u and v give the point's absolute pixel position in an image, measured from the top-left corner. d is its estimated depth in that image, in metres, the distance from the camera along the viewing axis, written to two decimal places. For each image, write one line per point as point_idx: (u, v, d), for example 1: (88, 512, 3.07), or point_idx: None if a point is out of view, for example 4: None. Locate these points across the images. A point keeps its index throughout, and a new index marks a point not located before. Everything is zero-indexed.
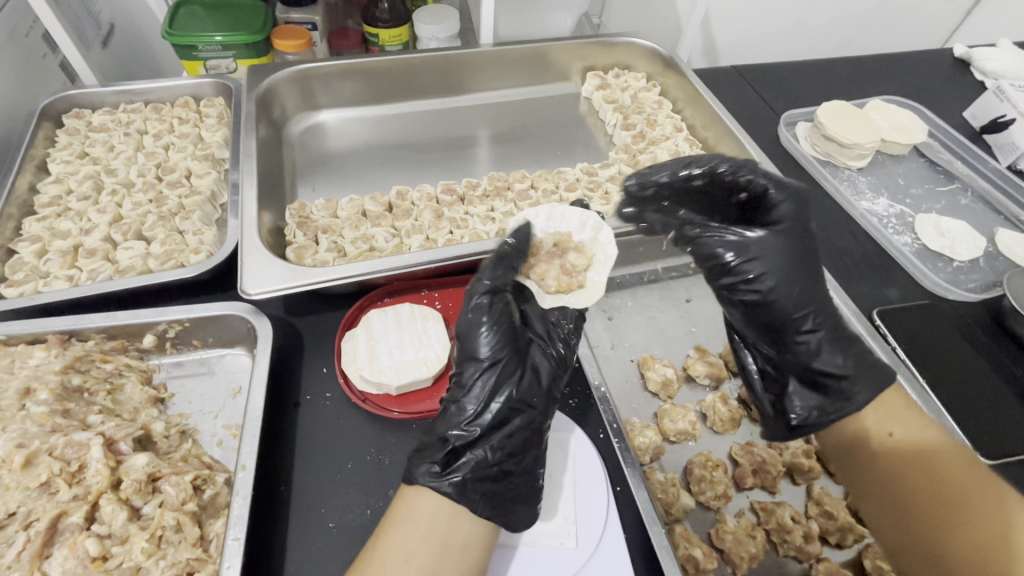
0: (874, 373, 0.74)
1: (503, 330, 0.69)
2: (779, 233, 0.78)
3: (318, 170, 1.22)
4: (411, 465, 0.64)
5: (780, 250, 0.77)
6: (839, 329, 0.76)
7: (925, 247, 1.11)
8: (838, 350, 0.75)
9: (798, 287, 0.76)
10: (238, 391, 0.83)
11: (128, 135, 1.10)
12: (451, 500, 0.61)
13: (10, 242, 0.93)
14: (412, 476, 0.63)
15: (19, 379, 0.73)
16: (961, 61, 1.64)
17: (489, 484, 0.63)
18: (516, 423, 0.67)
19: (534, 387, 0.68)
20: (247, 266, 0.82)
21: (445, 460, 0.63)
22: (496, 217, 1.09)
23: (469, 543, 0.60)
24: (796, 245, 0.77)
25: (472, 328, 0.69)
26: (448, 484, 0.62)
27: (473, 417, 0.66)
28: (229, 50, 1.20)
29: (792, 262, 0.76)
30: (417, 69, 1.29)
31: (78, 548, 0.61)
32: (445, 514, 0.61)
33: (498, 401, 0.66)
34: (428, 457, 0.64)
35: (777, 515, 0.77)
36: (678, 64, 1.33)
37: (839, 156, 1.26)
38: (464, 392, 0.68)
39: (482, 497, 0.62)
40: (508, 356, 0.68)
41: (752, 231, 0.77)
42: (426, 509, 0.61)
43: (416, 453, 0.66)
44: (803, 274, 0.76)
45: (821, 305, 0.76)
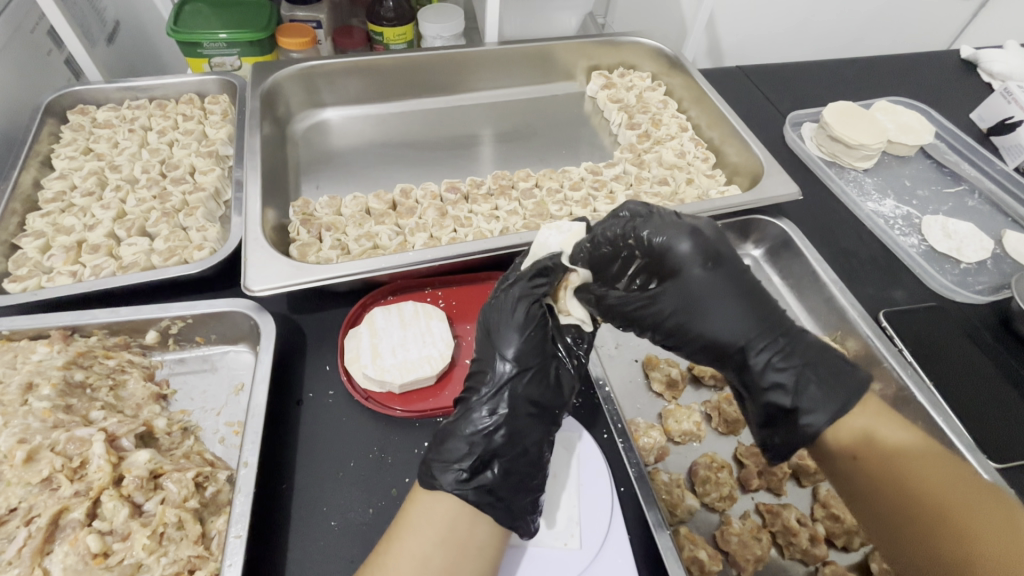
0: (840, 389, 0.64)
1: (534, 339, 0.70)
2: (697, 272, 0.66)
3: (322, 168, 1.21)
4: (434, 466, 0.63)
5: (699, 288, 0.66)
6: (800, 356, 0.66)
7: (932, 248, 1.10)
8: (807, 370, 0.65)
9: (719, 324, 0.66)
10: (241, 388, 0.82)
11: (132, 132, 1.10)
12: (472, 505, 0.61)
13: (13, 237, 0.92)
14: (435, 480, 0.62)
15: (21, 374, 0.73)
16: (968, 62, 1.63)
17: (509, 490, 0.64)
18: (536, 432, 0.67)
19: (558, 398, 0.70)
20: (251, 262, 0.82)
21: (469, 463, 0.63)
22: (500, 216, 1.08)
23: (485, 546, 0.60)
24: (713, 281, 0.66)
25: (506, 335, 0.70)
26: (470, 488, 0.62)
27: (498, 423, 0.66)
28: (234, 48, 1.20)
29: (717, 296, 0.66)
30: (421, 67, 1.28)
31: (79, 544, 0.61)
32: (462, 519, 0.60)
33: (521, 410, 0.67)
34: (453, 463, 0.63)
35: (783, 517, 0.77)
36: (683, 64, 1.32)
37: (845, 157, 1.25)
38: (489, 398, 0.67)
39: (501, 503, 0.63)
40: (535, 368, 0.69)
41: (673, 248, 0.66)
42: (443, 512, 0.60)
43: (436, 457, 0.64)
44: (735, 309, 0.66)
45: (766, 331, 0.67)
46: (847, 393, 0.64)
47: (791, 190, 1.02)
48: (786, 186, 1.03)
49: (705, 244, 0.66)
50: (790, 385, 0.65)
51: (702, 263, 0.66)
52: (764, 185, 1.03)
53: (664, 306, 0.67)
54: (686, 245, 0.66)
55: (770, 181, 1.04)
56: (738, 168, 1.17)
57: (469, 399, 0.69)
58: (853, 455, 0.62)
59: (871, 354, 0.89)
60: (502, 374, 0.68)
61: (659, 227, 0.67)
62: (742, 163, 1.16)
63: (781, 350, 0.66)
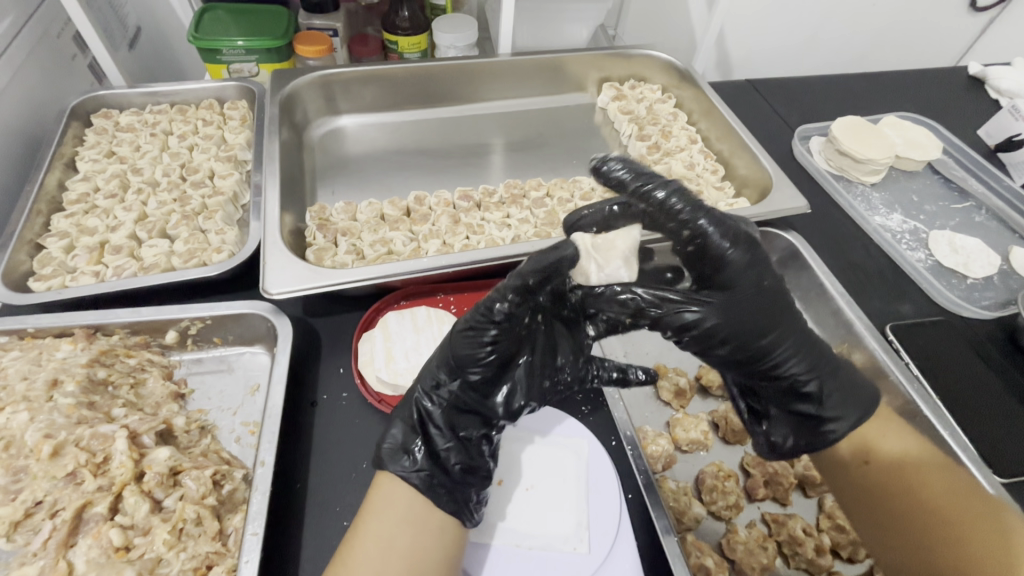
0: (851, 396, 0.72)
1: (499, 338, 0.63)
2: (739, 261, 0.64)
3: (337, 174, 1.24)
4: (384, 453, 0.66)
5: (740, 281, 0.64)
6: (817, 360, 0.69)
7: (939, 263, 1.11)
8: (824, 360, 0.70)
9: (768, 324, 0.65)
10: (257, 388, 0.84)
11: (154, 136, 1.13)
12: (424, 495, 0.63)
13: (38, 237, 0.95)
14: (386, 465, 0.65)
15: (46, 371, 0.75)
16: (976, 79, 1.64)
17: (455, 478, 0.65)
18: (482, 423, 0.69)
19: (518, 388, 0.68)
20: (269, 266, 0.84)
21: (416, 453, 0.65)
22: (512, 224, 1.10)
23: (443, 531, 0.63)
24: (755, 270, 0.65)
25: (456, 339, 0.65)
26: (423, 479, 0.64)
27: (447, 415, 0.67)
28: (252, 54, 1.23)
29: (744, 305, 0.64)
30: (435, 76, 1.31)
31: (101, 537, 0.62)
32: (418, 502, 0.63)
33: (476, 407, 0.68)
34: (401, 449, 0.66)
35: (789, 527, 0.77)
36: (693, 77, 1.34)
37: (852, 171, 1.27)
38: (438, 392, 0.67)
39: (448, 491, 0.64)
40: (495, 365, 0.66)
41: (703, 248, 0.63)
42: (400, 493, 0.63)
43: (393, 441, 0.66)
44: (768, 315, 0.64)
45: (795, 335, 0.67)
46: (862, 395, 0.73)
47: (799, 204, 1.03)
48: (794, 200, 1.04)
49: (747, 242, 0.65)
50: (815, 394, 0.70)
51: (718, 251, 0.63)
52: (772, 198, 1.04)
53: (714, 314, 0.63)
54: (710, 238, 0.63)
55: (779, 193, 1.05)
56: (747, 181, 1.19)
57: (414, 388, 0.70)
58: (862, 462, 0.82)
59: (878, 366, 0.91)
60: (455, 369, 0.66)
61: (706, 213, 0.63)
62: (750, 176, 1.18)
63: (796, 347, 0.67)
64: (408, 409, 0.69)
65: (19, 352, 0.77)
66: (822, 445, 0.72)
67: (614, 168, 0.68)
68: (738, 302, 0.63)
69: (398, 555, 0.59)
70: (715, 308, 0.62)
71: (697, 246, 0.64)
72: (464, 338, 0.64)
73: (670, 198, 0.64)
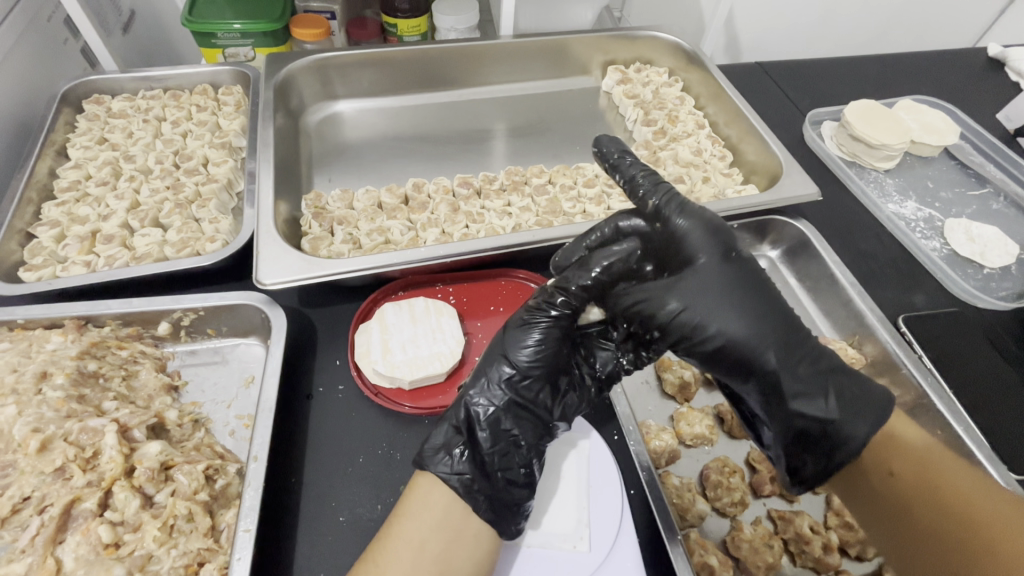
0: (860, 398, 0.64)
1: (550, 330, 0.67)
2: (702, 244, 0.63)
3: (334, 161, 1.21)
4: (427, 452, 0.64)
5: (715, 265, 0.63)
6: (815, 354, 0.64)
7: (955, 253, 1.08)
8: (810, 377, 0.63)
9: (765, 312, 0.62)
10: (251, 380, 0.82)
11: (146, 122, 1.10)
12: (463, 499, 0.62)
13: (29, 226, 0.93)
14: (427, 466, 0.63)
15: (36, 363, 0.73)
16: (996, 60, 1.59)
17: (497, 488, 0.63)
18: (528, 433, 0.66)
19: (572, 393, 0.69)
20: (263, 255, 0.82)
21: (459, 454, 0.63)
22: (513, 212, 1.07)
23: (477, 540, 0.61)
24: (725, 250, 0.64)
25: (511, 332, 0.68)
26: (463, 483, 0.62)
27: (487, 418, 0.65)
28: (247, 38, 1.19)
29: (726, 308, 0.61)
30: (434, 60, 1.27)
31: (90, 534, 0.61)
32: (457, 507, 0.61)
33: (517, 416, 0.66)
34: (444, 450, 0.64)
35: (796, 525, 0.75)
36: (701, 59, 1.30)
37: (866, 157, 1.22)
38: (488, 393, 0.66)
39: (487, 498, 0.62)
40: (545, 369, 0.66)
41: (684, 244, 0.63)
42: (438, 498, 0.61)
43: (428, 443, 0.65)
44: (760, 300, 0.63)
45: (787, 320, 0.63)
46: (865, 399, 0.64)
47: (811, 191, 1.00)
48: (805, 187, 1.00)
49: (710, 230, 0.63)
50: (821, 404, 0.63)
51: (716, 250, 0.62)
52: (782, 185, 1.00)
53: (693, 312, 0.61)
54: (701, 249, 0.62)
55: (789, 180, 1.02)
56: (756, 168, 1.15)
57: (462, 389, 0.68)
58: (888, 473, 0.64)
59: (891, 359, 0.88)
60: (508, 369, 0.67)
61: (680, 206, 0.64)
62: (760, 162, 1.14)
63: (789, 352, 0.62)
64: (456, 409, 0.66)
65: (8, 344, 0.75)
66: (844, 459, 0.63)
67: (607, 144, 0.71)
68: (733, 290, 0.61)
69: (429, 560, 0.58)
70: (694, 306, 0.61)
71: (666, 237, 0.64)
72: (517, 331, 0.67)
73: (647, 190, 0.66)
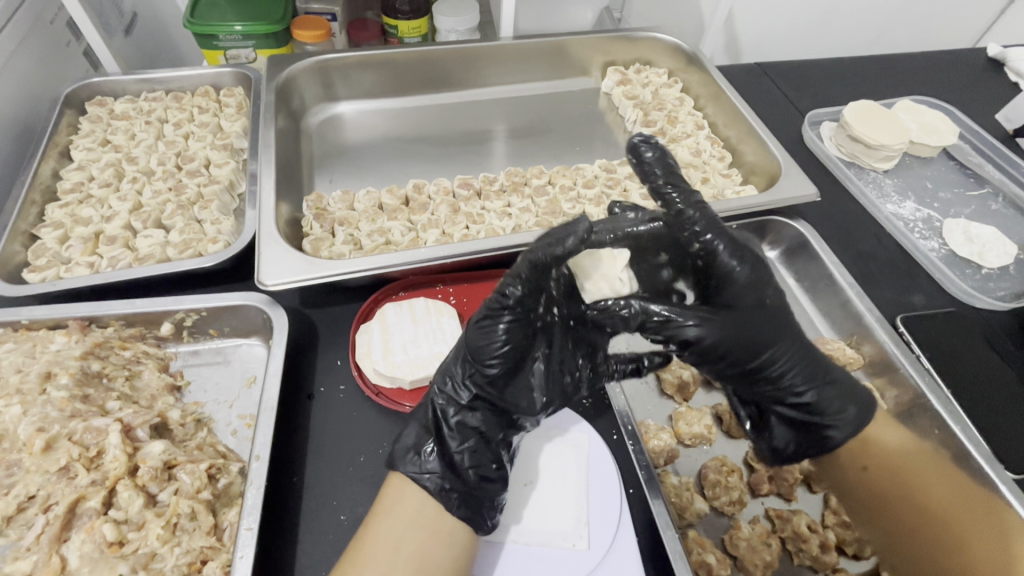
0: (850, 397, 0.72)
1: (512, 326, 0.63)
2: (743, 280, 0.65)
3: (335, 162, 1.22)
4: (397, 453, 0.65)
5: (741, 299, 0.66)
6: (812, 372, 0.70)
7: (953, 253, 1.08)
8: (815, 376, 0.70)
9: (768, 340, 0.67)
10: (253, 380, 0.83)
11: (149, 124, 1.11)
12: (435, 498, 0.62)
13: (33, 228, 0.94)
14: (398, 467, 0.65)
15: (40, 364, 0.74)
16: (995, 60, 1.59)
17: (469, 484, 0.63)
18: (494, 430, 0.67)
19: (534, 385, 0.68)
20: (265, 257, 0.82)
21: (428, 453, 0.64)
22: (513, 213, 1.08)
23: (452, 536, 0.61)
24: (757, 287, 0.66)
25: (473, 329, 0.64)
26: (434, 481, 0.63)
27: (455, 418, 0.66)
28: (249, 40, 1.20)
29: (744, 327, 0.65)
30: (435, 61, 1.28)
31: (94, 533, 0.62)
32: (429, 505, 0.62)
33: (485, 414, 0.67)
34: (415, 450, 0.65)
35: (794, 523, 0.76)
36: (701, 60, 1.30)
37: (865, 157, 1.23)
38: (454, 392, 0.67)
39: (459, 496, 0.63)
40: (508, 365, 0.64)
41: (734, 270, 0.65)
42: (412, 496, 0.63)
43: (398, 443, 0.66)
44: (770, 331, 0.67)
45: (796, 344, 0.69)
46: (853, 394, 0.72)
47: (809, 191, 1.00)
48: (804, 187, 1.01)
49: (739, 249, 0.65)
50: (812, 405, 0.70)
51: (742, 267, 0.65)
52: (781, 186, 1.01)
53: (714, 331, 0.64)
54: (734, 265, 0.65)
55: (788, 181, 1.02)
56: (755, 168, 1.15)
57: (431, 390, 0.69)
58: (862, 468, 0.78)
59: (888, 359, 0.88)
60: (469, 367, 0.66)
61: (714, 224, 0.64)
62: (759, 163, 1.14)
63: (795, 360, 0.69)
64: (425, 409, 0.68)
65: (13, 344, 0.76)
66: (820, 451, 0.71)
67: (650, 156, 0.67)
68: (738, 322, 0.65)
69: (403, 559, 0.58)
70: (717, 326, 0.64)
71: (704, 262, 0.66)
72: (479, 330, 0.64)
73: (688, 209, 0.65)
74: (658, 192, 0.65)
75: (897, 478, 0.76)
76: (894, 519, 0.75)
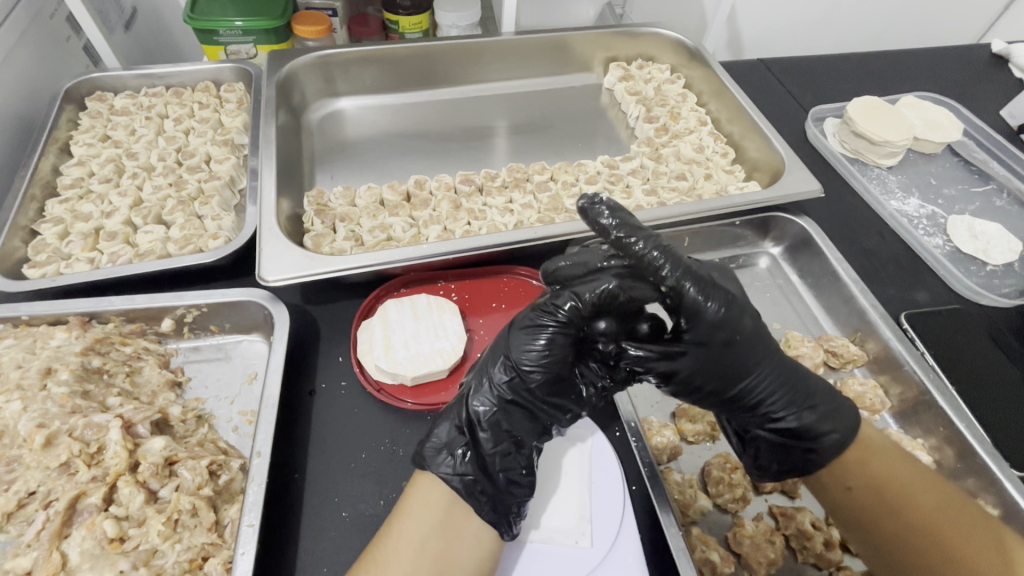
0: (835, 419, 0.67)
1: (559, 337, 0.64)
2: (714, 317, 0.62)
3: (336, 158, 1.21)
4: (427, 451, 0.64)
5: (712, 337, 0.63)
6: (795, 394, 0.67)
7: (957, 249, 1.07)
8: (795, 399, 0.67)
9: (741, 372, 0.65)
10: (254, 377, 0.83)
11: (149, 120, 1.10)
12: (464, 499, 0.62)
13: (33, 223, 0.93)
14: (428, 465, 0.64)
15: (40, 359, 0.74)
16: (999, 56, 1.58)
17: (498, 488, 0.63)
18: (526, 435, 0.66)
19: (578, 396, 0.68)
20: (266, 252, 0.82)
21: (461, 454, 0.63)
22: (515, 209, 1.07)
23: (477, 538, 0.61)
24: (730, 324, 0.63)
25: (517, 333, 0.65)
26: (465, 482, 0.62)
27: (486, 419, 0.65)
28: (250, 35, 1.19)
29: (717, 359, 0.64)
30: (436, 57, 1.27)
31: (96, 529, 0.62)
32: (457, 506, 0.61)
33: (513, 418, 0.66)
34: (445, 449, 0.64)
35: (798, 521, 0.76)
36: (703, 56, 1.29)
37: (868, 153, 1.22)
38: (490, 393, 0.66)
39: (489, 499, 0.63)
40: (548, 374, 0.64)
41: (705, 308, 0.61)
42: (439, 496, 0.62)
43: (428, 441, 0.65)
44: (744, 363, 0.65)
45: (775, 371, 0.66)
46: (843, 414, 0.68)
47: (813, 187, 0.99)
48: (808, 183, 1.00)
49: (710, 286, 0.62)
50: (794, 429, 0.67)
51: (716, 303, 0.62)
52: (785, 182, 1.00)
53: (683, 364, 0.64)
54: (713, 303, 0.62)
55: (791, 177, 1.01)
56: (759, 164, 1.15)
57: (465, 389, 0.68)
58: (847, 489, 0.67)
59: (893, 356, 0.88)
60: (509, 370, 0.65)
61: (679, 267, 0.61)
62: (762, 159, 1.14)
63: (772, 387, 0.67)
64: (460, 408, 0.67)
65: (13, 340, 0.76)
66: (807, 470, 0.68)
67: (599, 209, 0.62)
68: (710, 359, 0.64)
69: (429, 558, 0.58)
70: (690, 360, 0.64)
71: (674, 302, 0.62)
72: (523, 335, 0.65)
73: (652, 253, 0.61)
74: (616, 241, 0.61)
75: (886, 495, 0.64)
76: (882, 536, 0.65)
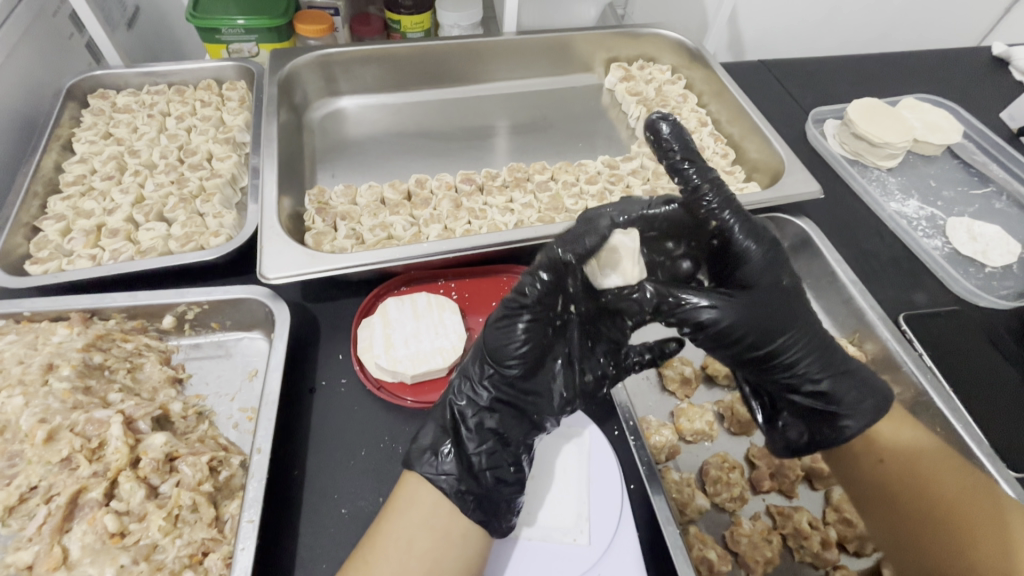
0: (866, 391, 0.71)
1: (532, 325, 0.62)
2: (758, 262, 0.67)
3: (337, 157, 1.21)
4: (413, 453, 0.64)
5: (759, 281, 0.66)
6: (828, 359, 0.70)
7: (956, 251, 1.08)
8: (832, 366, 0.69)
9: (779, 327, 0.66)
10: (255, 373, 0.83)
11: (151, 117, 1.11)
12: (451, 500, 0.62)
13: (35, 220, 0.93)
14: (414, 466, 0.64)
15: (42, 355, 0.74)
16: (1000, 59, 1.58)
17: (485, 486, 0.64)
18: (517, 429, 0.67)
19: (570, 379, 0.67)
20: (266, 249, 0.82)
21: (446, 454, 0.64)
22: (515, 209, 1.08)
23: (465, 540, 0.61)
24: (772, 270, 0.67)
25: (491, 330, 0.64)
26: (451, 483, 0.62)
27: (483, 410, 0.66)
28: (252, 34, 1.19)
29: (758, 314, 0.64)
30: (437, 56, 1.27)
31: (96, 523, 0.62)
32: (444, 505, 0.62)
33: (501, 414, 0.66)
34: (433, 450, 0.64)
35: (795, 520, 0.76)
36: (704, 57, 1.30)
37: (869, 155, 1.22)
38: (473, 390, 0.67)
39: (475, 499, 0.63)
40: (536, 357, 0.64)
41: (751, 254, 0.67)
42: (426, 497, 0.62)
43: (414, 442, 0.66)
44: (783, 317, 0.66)
45: (809, 335, 0.68)
46: (876, 391, 0.72)
47: (812, 189, 1.00)
48: (807, 185, 1.00)
49: (757, 230, 0.67)
50: (829, 393, 0.69)
51: (763, 244, 0.67)
52: (784, 183, 1.00)
53: (727, 316, 0.63)
54: (756, 246, 0.67)
55: (791, 178, 1.02)
56: (759, 165, 1.15)
57: (452, 384, 0.69)
58: (876, 463, 0.74)
59: (891, 357, 0.88)
60: (489, 368, 0.66)
61: (729, 201, 0.67)
62: (762, 160, 1.14)
63: (810, 347, 0.68)
64: (443, 410, 0.68)
65: (15, 336, 0.76)
66: (835, 441, 0.69)
67: (665, 129, 0.67)
68: (750, 306, 0.64)
69: (415, 559, 0.58)
70: (733, 307, 0.63)
71: (722, 241, 0.68)
72: (498, 329, 0.63)
73: (706, 189, 0.67)
74: (674, 167, 0.67)
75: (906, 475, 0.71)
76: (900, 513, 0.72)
